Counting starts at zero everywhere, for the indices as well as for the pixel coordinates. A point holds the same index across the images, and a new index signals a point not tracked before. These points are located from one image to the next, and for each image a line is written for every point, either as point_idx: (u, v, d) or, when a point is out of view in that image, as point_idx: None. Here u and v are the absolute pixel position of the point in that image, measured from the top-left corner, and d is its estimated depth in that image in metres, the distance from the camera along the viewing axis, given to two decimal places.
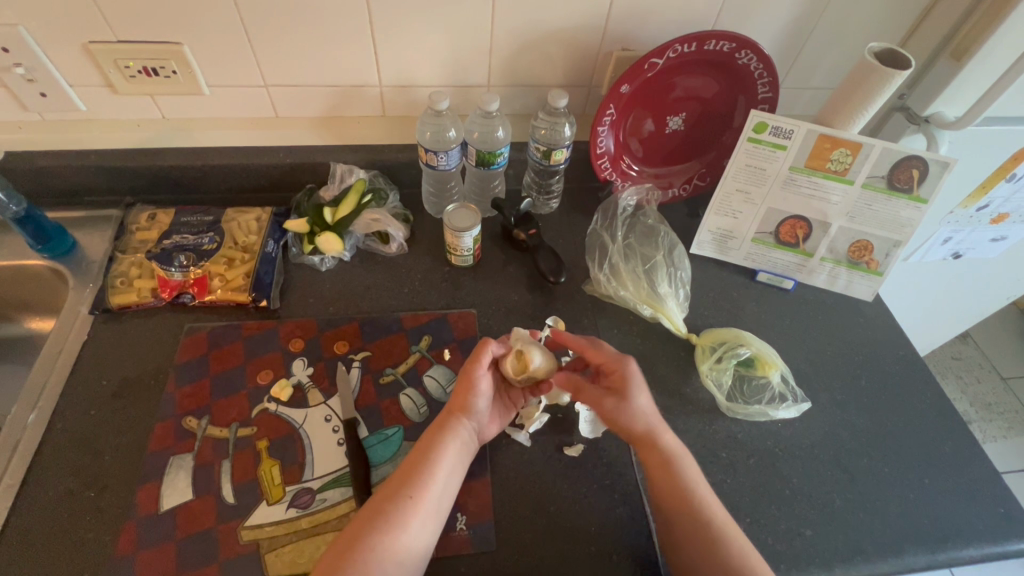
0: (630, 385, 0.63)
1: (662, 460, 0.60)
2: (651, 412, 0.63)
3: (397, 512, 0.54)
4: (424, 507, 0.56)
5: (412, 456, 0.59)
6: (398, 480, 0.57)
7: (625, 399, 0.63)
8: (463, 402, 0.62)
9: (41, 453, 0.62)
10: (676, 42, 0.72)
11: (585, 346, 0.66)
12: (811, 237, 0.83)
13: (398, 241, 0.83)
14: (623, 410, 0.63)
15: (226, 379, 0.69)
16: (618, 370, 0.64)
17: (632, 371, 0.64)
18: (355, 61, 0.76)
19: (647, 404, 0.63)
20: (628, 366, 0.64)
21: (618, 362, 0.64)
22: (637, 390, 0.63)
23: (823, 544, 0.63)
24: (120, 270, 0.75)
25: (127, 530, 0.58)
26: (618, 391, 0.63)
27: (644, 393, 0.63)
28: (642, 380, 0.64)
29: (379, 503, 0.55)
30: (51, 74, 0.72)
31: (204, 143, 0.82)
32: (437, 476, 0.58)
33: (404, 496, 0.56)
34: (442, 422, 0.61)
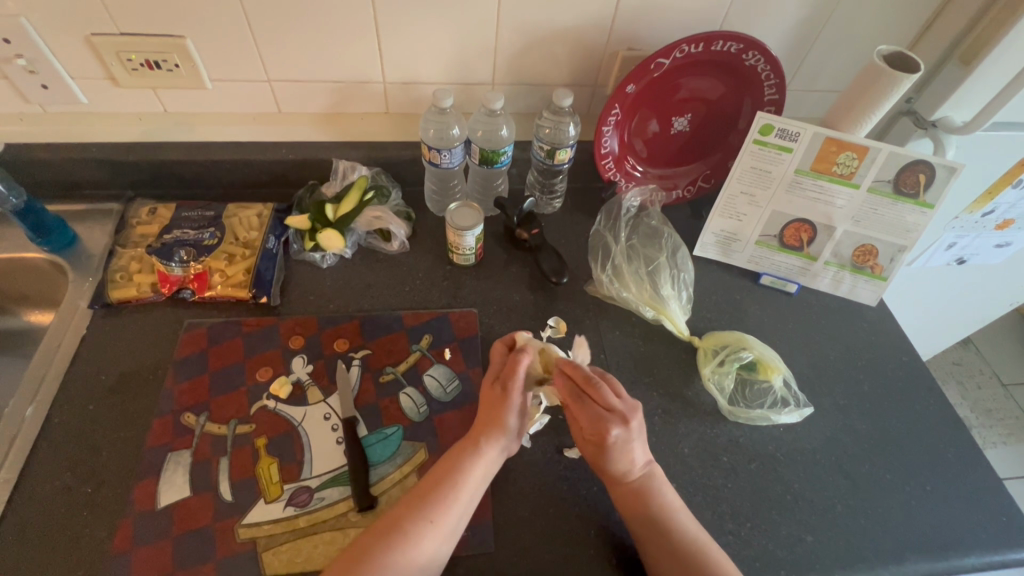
0: (603, 442, 0.59)
1: (633, 497, 0.59)
2: (629, 462, 0.59)
3: (416, 529, 0.54)
4: (444, 527, 0.55)
5: (436, 472, 0.59)
6: (421, 496, 0.57)
7: (598, 448, 0.60)
8: (497, 420, 0.61)
9: (38, 447, 0.62)
10: (683, 42, 0.71)
11: (570, 399, 0.61)
12: (815, 240, 0.82)
13: (399, 239, 0.83)
14: (595, 453, 0.61)
15: (225, 376, 0.69)
16: (594, 426, 0.59)
17: (613, 434, 0.58)
18: (358, 57, 0.76)
19: (622, 458, 0.59)
20: (607, 429, 0.58)
21: (597, 421, 0.58)
22: (614, 449, 0.58)
23: (824, 550, 0.63)
24: (119, 264, 0.75)
25: (123, 526, 0.57)
26: (592, 439, 0.60)
27: (625, 450, 0.59)
28: (626, 439, 0.58)
29: (399, 518, 0.55)
30: (52, 66, 0.72)
31: (206, 138, 0.81)
32: (462, 495, 0.57)
33: (427, 516, 0.55)
34: (473, 440, 0.61)
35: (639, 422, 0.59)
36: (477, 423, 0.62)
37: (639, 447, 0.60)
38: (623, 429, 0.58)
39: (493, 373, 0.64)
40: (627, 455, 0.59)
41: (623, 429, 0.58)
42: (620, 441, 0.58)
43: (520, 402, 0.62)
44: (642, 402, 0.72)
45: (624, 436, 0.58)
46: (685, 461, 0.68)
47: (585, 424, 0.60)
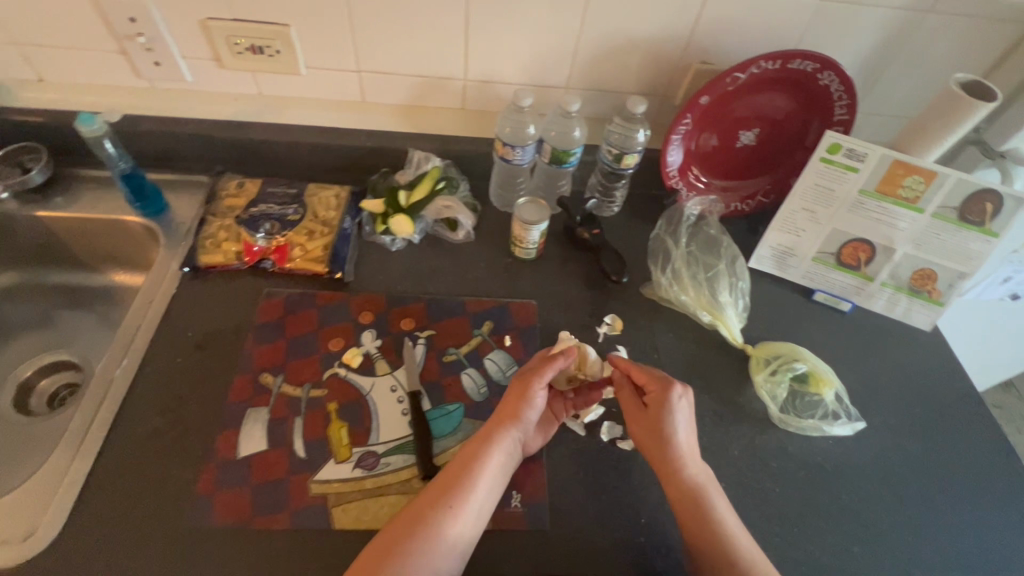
0: (668, 411, 0.63)
1: (692, 490, 0.61)
2: (687, 440, 0.63)
3: (437, 519, 0.56)
4: (464, 516, 0.57)
5: (458, 460, 0.61)
6: (445, 483, 0.59)
7: (660, 421, 0.63)
8: (514, 413, 0.63)
9: (133, 392, 0.67)
10: (761, 59, 0.73)
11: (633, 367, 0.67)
12: (873, 261, 0.83)
13: (465, 229, 0.87)
14: (655, 431, 0.64)
15: (300, 343, 0.73)
16: (660, 392, 0.64)
17: (676, 396, 0.64)
18: (444, 54, 0.80)
19: (683, 432, 0.63)
20: (674, 391, 0.64)
21: (665, 384, 0.65)
22: (677, 418, 0.63)
23: (870, 561, 0.64)
24: (209, 231, 0.80)
25: (207, 471, 0.62)
26: (656, 412, 0.64)
27: (683, 422, 0.64)
28: (686, 409, 0.64)
29: (422, 505, 0.57)
30: (167, 45, 0.77)
31: (293, 121, 0.86)
32: (479, 485, 0.59)
33: (446, 504, 0.57)
34: (490, 431, 0.63)
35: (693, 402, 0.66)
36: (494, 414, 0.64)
37: (693, 430, 0.64)
38: (687, 397, 0.65)
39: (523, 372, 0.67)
40: (686, 429, 0.64)
41: (682, 391, 0.65)
42: (684, 409, 0.64)
43: (541, 395, 0.65)
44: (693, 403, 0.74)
45: (686, 405, 0.65)
46: (734, 462, 0.70)
47: (649, 392, 0.65)
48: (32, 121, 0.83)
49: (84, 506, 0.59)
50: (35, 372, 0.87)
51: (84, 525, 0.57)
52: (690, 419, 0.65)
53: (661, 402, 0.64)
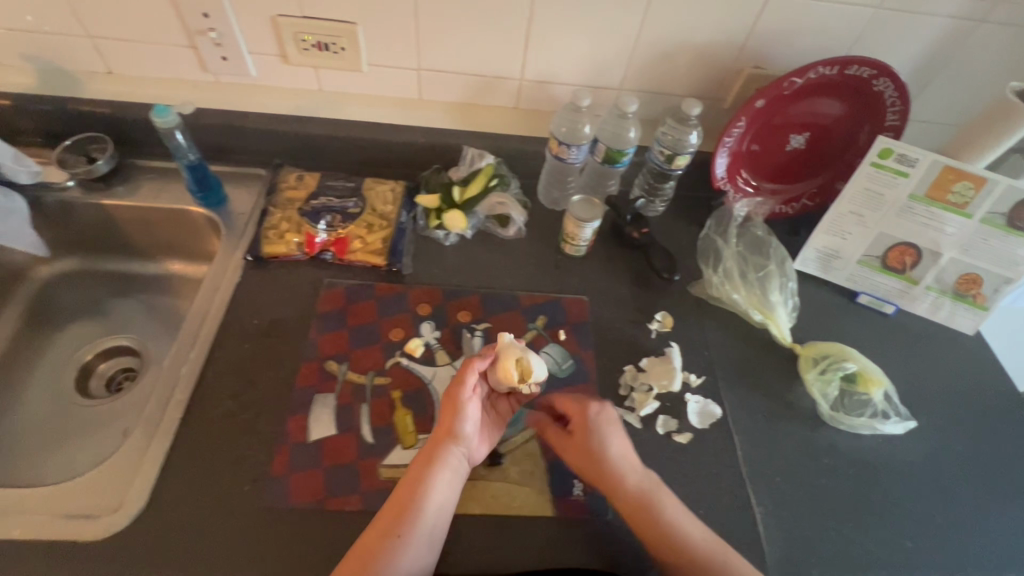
0: (590, 429, 0.65)
1: (640, 502, 0.61)
2: (617, 454, 0.64)
3: (388, 550, 0.55)
4: (415, 541, 0.56)
5: (401, 486, 0.59)
6: (394, 510, 0.58)
7: (590, 441, 0.65)
8: (448, 431, 0.62)
9: (205, 376, 0.69)
10: (820, 64, 0.75)
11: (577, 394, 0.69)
12: (919, 264, 0.85)
13: (516, 226, 0.89)
14: (588, 452, 0.64)
15: (362, 332, 0.75)
16: (579, 413, 0.67)
17: (593, 415, 0.66)
18: (503, 54, 0.82)
19: (611, 446, 0.64)
20: (591, 409, 0.66)
21: (580, 405, 0.67)
22: (597, 434, 0.65)
23: (925, 556, 0.66)
24: (271, 222, 0.82)
25: (281, 453, 0.64)
26: (581, 433, 0.66)
27: (614, 435, 0.65)
28: (605, 423, 0.66)
29: (373, 538, 0.56)
30: (235, 40, 0.80)
31: (350, 116, 0.89)
32: (429, 508, 0.58)
33: (396, 531, 0.56)
34: (428, 452, 0.61)
35: (616, 415, 0.68)
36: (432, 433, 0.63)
37: (623, 437, 0.66)
38: (605, 411, 0.67)
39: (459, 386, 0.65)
40: (615, 442, 0.65)
41: (600, 407, 0.67)
42: (603, 423, 0.66)
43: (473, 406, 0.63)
44: (744, 400, 0.76)
45: (607, 419, 0.66)
46: (788, 457, 0.71)
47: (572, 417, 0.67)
48: (101, 112, 0.85)
49: (165, 484, 0.61)
50: (95, 355, 0.90)
51: (167, 501, 0.60)
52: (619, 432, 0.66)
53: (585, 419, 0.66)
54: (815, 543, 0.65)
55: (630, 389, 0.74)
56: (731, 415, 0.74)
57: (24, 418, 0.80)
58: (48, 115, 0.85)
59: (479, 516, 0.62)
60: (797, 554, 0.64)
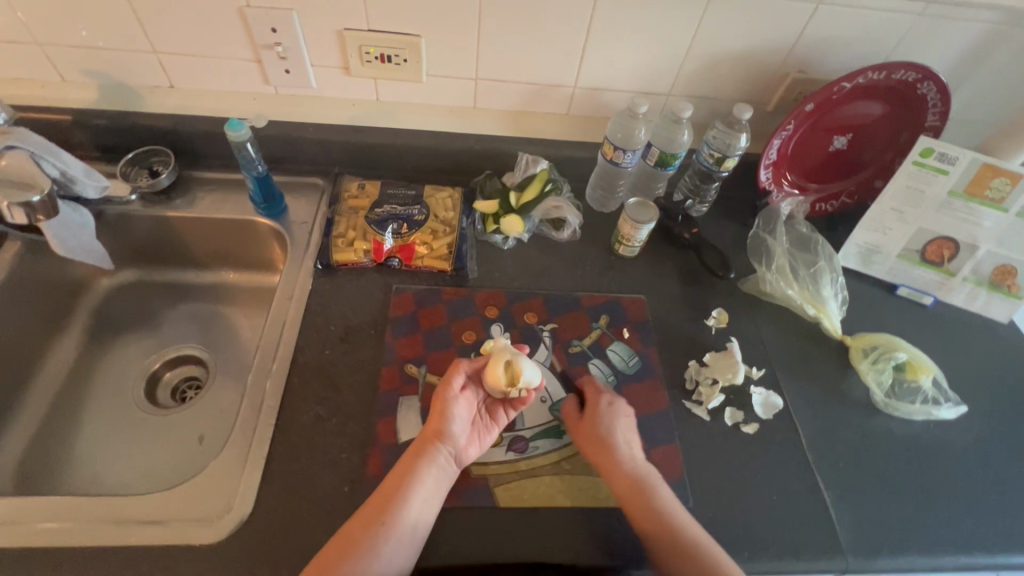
0: (603, 413, 0.69)
1: (633, 484, 0.64)
2: (625, 439, 0.68)
3: (370, 538, 0.57)
4: (395, 532, 0.58)
5: (387, 479, 0.62)
6: (375, 501, 0.60)
7: (600, 424, 0.68)
8: (435, 429, 0.64)
9: (291, 383, 0.71)
10: (870, 69, 0.79)
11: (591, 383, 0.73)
12: (957, 257, 0.88)
13: (570, 228, 0.91)
14: (596, 434, 0.67)
15: (435, 336, 0.78)
16: (594, 398, 0.71)
17: (606, 401, 0.70)
18: (560, 64, 0.85)
19: (619, 430, 0.68)
20: (605, 398, 0.71)
21: (598, 394, 0.71)
22: (609, 419, 0.69)
23: (984, 532, 0.70)
24: (339, 231, 0.84)
25: (374, 454, 0.66)
26: (592, 415, 0.69)
27: (625, 426, 0.69)
28: (619, 413, 0.70)
29: (355, 526, 0.58)
30: (301, 53, 0.82)
31: (407, 124, 0.91)
32: (412, 502, 0.60)
33: (377, 520, 0.58)
34: (417, 448, 0.63)
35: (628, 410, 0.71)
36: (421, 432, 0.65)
37: (631, 430, 0.69)
38: (620, 404, 0.71)
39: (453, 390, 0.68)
40: (626, 430, 0.69)
41: (610, 397, 0.71)
42: (617, 412, 0.70)
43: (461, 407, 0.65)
44: (803, 391, 0.80)
45: (620, 410, 0.70)
46: (849, 444, 0.75)
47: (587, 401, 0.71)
48: (162, 126, 0.86)
49: (267, 486, 0.63)
50: (161, 364, 0.90)
51: (271, 503, 0.62)
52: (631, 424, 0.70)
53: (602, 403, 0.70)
54: (882, 523, 0.69)
55: (696, 382, 0.78)
56: (792, 406, 0.78)
57: (99, 429, 0.80)
58: (109, 129, 0.86)
59: (568, 508, 0.66)
60: (867, 534, 0.68)
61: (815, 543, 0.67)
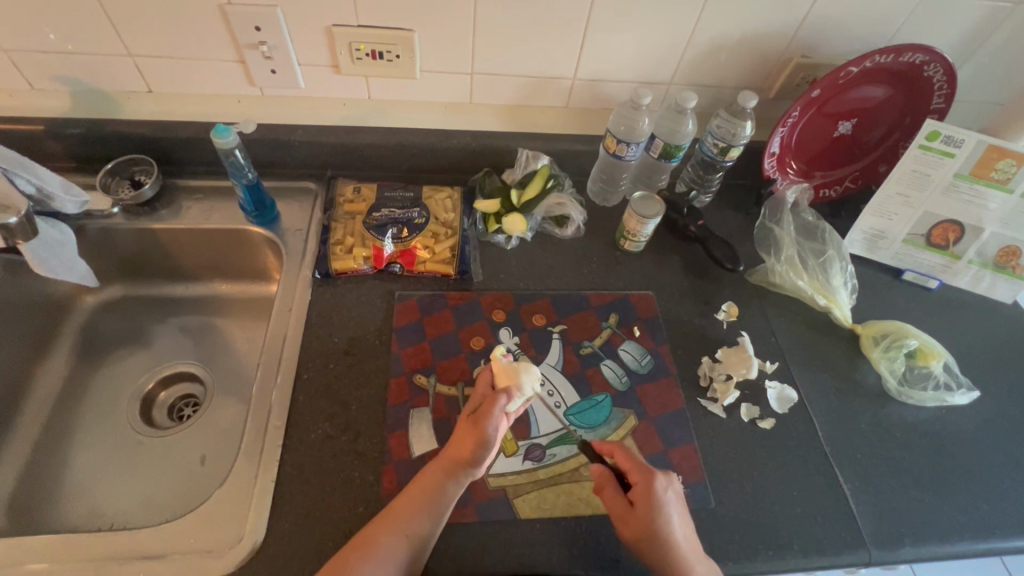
0: (658, 503, 0.59)
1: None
2: (683, 539, 0.58)
3: (391, 545, 0.56)
4: (416, 544, 0.57)
5: (414, 493, 0.59)
6: (399, 509, 0.58)
7: (653, 520, 0.58)
8: (472, 457, 0.60)
9: (296, 400, 0.68)
10: (877, 53, 0.78)
11: (636, 466, 0.61)
12: (962, 240, 0.86)
13: (574, 225, 0.89)
14: (649, 533, 0.58)
15: (443, 343, 0.75)
16: (645, 484, 0.60)
17: (660, 490, 0.60)
18: (559, 56, 0.82)
19: (676, 527, 0.59)
20: (658, 484, 0.60)
21: (648, 476, 0.60)
22: (666, 513, 0.59)
23: (1000, 518, 0.70)
24: (336, 238, 0.81)
25: (388, 471, 0.64)
26: (643, 508, 0.59)
27: (677, 517, 0.59)
28: (674, 497, 0.60)
29: (378, 532, 0.56)
30: (287, 53, 0.77)
31: (401, 123, 0.87)
32: (435, 518, 0.58)
33: (403, 532, 0.56)
34: (449, 467, 0.60)
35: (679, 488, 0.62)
36: (451, 451, 0.61)
37: (686, 520, 0.60)
38: (673, 487, 0.61)
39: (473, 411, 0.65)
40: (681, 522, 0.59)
41: (663, 484, 0.60)
42: (673, 501, 0.60)
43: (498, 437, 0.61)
44: (816, 382, 0.79)
45: (674, 496, 0.60)
46: (864, 434, 0.75)
47: (635, 489, 0.60)
48: (142, 133, 0.82)
49: (278, 511, 0.61)
50: (155, 384, 0.86)
51: (284, 528, 0.60)
52: (686, 508, 0.61)
53: (654, 500, 0.59)
54: (902, 513, 0.69)
55: (710, 379, 0.77)
56: (806, 398, 0.77)
57: (94, 457, 0.77)
58: (84, 139, 0.81)
59: (590, 516, 0.64)
60: (887, 525, 0.68)
61: (835, 538, 0.66)
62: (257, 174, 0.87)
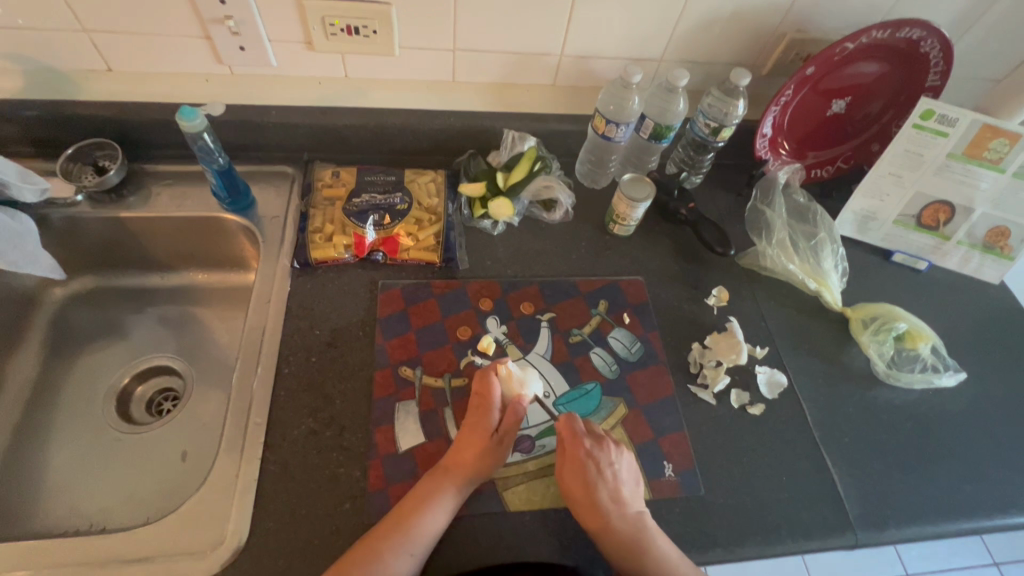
0: (581, 466, 0.62)
1: (629, 546, 0.59)
2: (610, 498, 0.61)
3: (393, 562, 0.55)
4: (418, 556, 0.56)
5: (416, 503, 0.58)
6: (396, 523, 0.57)
7: (576, 480, 0.61)
8: (487, 470, 0.62)
9: (277, 395, 0.66)
10: (874, 28, 0.75)
11: (568, 434, 0.64)
12: (952, 221, 0.85)
13: (562, 209, 0.86)
14: (573, 492, 0.61)
15: (428, 334, 0.73)
16: (572, 449, 0.63)
17: (586, 453, 0.62)
18: (546, 30, 0.78)
19: (602, 489, 0.61)
20: (583, 448, 0.62)
21: (575, 442, 0.63)
22: (593, 477, 0.61)
23: (983, 497, 0.71)
24: (315, 225, 0.77)
25: (374, 467, 0.63)
26: (570, 471, 0.62)
27: (609, 478, 0.62)
28: (604, 460, 0.62)
29: (378, 547, 0.55)
30: (256, 27, 0.73)
31: (379, 103, 0.83)
32: (438, 525, 0.58)
33: (406, 549, 0.56)
34: (462, 480, 0.61)
35: (615, 453, 0.64)
36: (464, 463, 0.61)
37: (617, 482, 0.62)
38: (603, 451, 0.63)
39: (491, 427, 0.64)
40: (612, 483, 0.62)
41: (591, 447, 0.63)
42: (600, 464, 0.62)
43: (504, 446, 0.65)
44: (805, 365, 0.79)
45: (604, 459, 0.63)
46: (852, 418, 0.75)
47: (565, 453, 0.63)
48: (104, 115, 0.77)
49: (262, 510, 0.59)
50: (132, 378, 0.83)
51: (268, 529, 0.58)
52: (619, 471, 0.63)
53: (578, 464, 0.62)
54: (888, 495, 0.69)
55: (700, 365, 0.76)
56: (796, 382, 0.77)
57: (69, 455, 0.74)
58: (41, 121, 0.76)
59: None
60: (873, 508, 0.68)
61: (823, 522, 0.67)
62: (229, 158, 0.83)
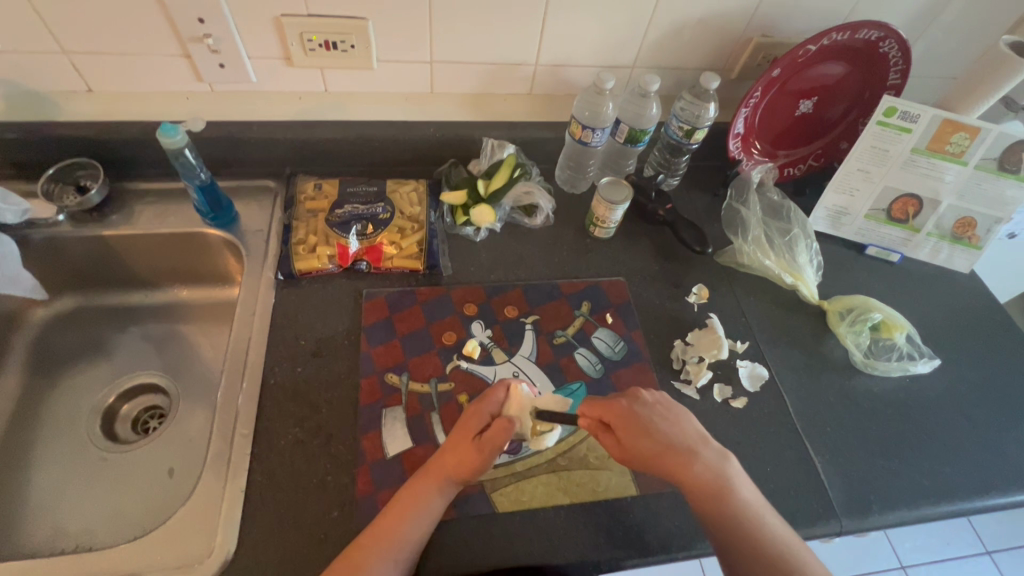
0: (634, 422, 0.61)
1: (716, 473, 0.58)
2: (676, 436, 0.60)
3: (382, 568, 0.54)
4: (406, 560, 0.56)
5: (402, 507, 0.58)
6: (385, 529, 0.57)
7: (638, 436, 0.60)
8: (463, 475, 0.60)
9: (264, 406, 0.66)
10: (835, 31, 0.78)
11: (604, 405, 0.63)
12: (920, 213, 0.87)
13: (543, 214, 0.88)
14: (644, 448, 0.60)
15: (414, 340, 0.74)
16: (615, 411, 0.62)
17: (630, 406, 0.62)
18: (520, 40, 0.80)
19: (664, 430, 0.61)
20: (623, 405, 0.62)
21: (612, 405, 0.63)
22: (650, 425, 0.61)
23: (962, 479, 0.72)
24: (298, 237, 0.78)
25: (362, 473, 0.63)
26: (627, 432, 0.61)
27: (662, 419, 0.62)
28: (648, 408, 0.63)
29: (373, 556, 0.55)
30: (234, 44, 0.74)
31: (359, 115, 0.84)
32: (422, 529, 0.58)
33: (394, 554, 0.56)
34: (439, 480, 0.60)
35: (652, 399, 0.64)
36: (444, 463, 0.61)
37: (670, 421, 0.62)
38: (641, 398, 0.64)
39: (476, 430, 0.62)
40: (668, 423, 0.62)
41: (632, 401, 0.63)
42: (648, 412, 0.62)
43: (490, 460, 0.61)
44: (785, 358, 0.80)
45: (646, 405, 0.63)
46: (833, 407, 0.76)
47: (613, 420, 0.62)
48: (84, 135, 0.77)
49: (250, 521, 0.59)
50: (117, 397, 0.83)
51: (256, 539, 0.58)
52: (674, 415, 0.63)
53: (633, 422, 0.61)
54: (870, 481, 0.71)
55: (683, 361, 0.78)
56: (776, 375, 0.78)
57: (53, 476, 0.73)
58: (21, 142, 0.77)
59: (568, 504, 0.64)
60: (856, 494, 0.70)
61: (808, 509, 0.68)
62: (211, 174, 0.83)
